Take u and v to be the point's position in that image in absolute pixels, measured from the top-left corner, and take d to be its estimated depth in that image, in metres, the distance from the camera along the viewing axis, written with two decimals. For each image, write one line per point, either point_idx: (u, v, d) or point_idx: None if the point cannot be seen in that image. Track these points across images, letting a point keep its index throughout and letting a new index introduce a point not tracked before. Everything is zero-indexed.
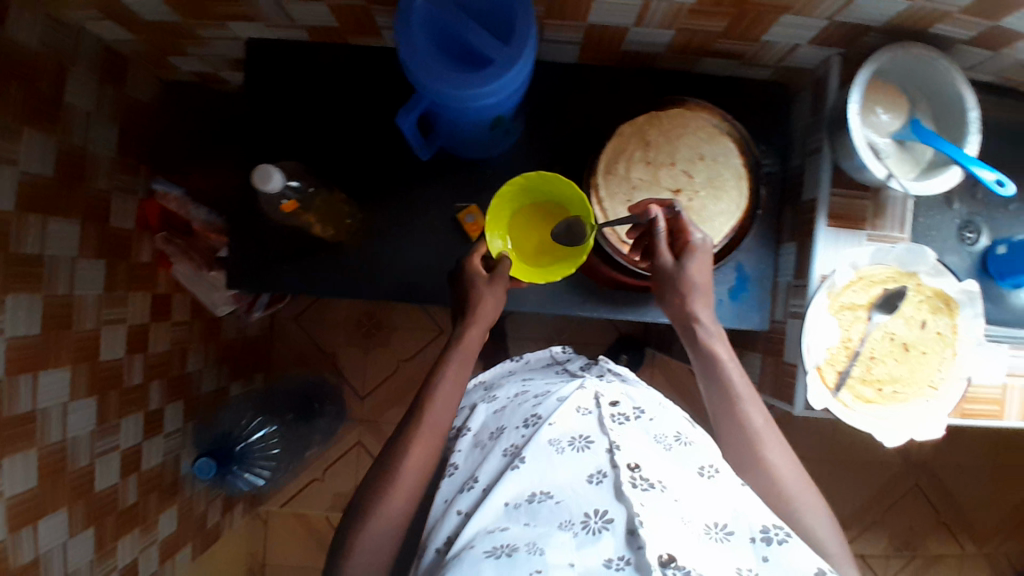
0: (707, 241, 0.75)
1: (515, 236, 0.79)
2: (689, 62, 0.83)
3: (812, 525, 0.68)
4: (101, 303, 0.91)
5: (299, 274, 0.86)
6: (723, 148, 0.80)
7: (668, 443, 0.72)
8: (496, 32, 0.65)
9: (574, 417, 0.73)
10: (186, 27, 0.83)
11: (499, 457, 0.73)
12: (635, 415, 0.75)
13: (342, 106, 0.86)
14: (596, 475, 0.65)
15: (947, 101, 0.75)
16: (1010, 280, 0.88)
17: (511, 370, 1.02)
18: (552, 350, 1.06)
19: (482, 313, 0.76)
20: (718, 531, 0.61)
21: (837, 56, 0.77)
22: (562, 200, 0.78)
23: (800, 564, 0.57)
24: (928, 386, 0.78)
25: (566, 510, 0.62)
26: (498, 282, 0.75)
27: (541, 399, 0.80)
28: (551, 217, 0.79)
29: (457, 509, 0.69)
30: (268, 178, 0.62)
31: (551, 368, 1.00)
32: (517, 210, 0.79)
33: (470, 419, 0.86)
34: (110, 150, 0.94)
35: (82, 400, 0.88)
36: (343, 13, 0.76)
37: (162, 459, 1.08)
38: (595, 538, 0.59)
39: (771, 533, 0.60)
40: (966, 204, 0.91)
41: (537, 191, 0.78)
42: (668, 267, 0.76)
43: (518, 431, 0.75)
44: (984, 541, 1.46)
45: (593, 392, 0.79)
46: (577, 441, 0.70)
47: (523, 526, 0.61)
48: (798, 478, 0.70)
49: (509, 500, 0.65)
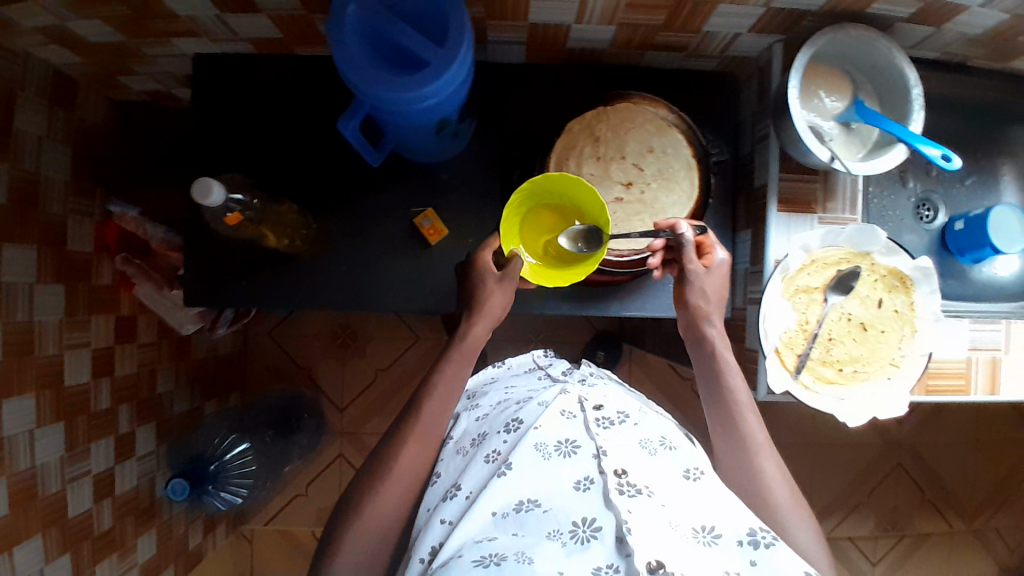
0: (729, 261, 0.74)
1: (526, 237, 0.76)
2: (635, 56, 0.84)
3: (796, 532, 0.67)
4: (63, 328, 0.91)
5: (258, 287, 0.85)
6: (672, 140, 0.80)
7: (653, 448, 0.71)
8: (432, 35, 0.65)
9: (558, 421, 0.72)
10: (129, 47, 0.82)
11: (483, 465, 0.71)
12: (619, 420, 0.74)
13: (292, 118, 0.86)
14: (584, 482, 0.65)
15: (890, 81, 0.76)
16: (970, 256, 0.88)
17: (494, 376, 1.00)
18: (533, 354, 1.02)
19: (489, 309, 0.73)
20: (705, 535, 0.59)
21: (778, 43, 0.77)
22: (579, 206, 0.75)
23: (787, 568, 0.55)
24: (889, 364, 0.78)
25: (554, 518, 0.61)
26: (509, 281, 0.73)
27: (523, 404, 0.78)
28: (564, 220, 0.76)
29: (441, 518, 0.66)
30: (207, 193, 0.64)
31: (533, 372, 0.95)
32: (529, 211, 0.77)
33: (452, 428, 0.84)
34: (64, 174, 0.93)
35: (49, 426, 0.87)
36: (285, 24, 0.76)
37: (136, 482, 1.06)
38: (584, 547, 0.59)
39: (758, 536, 0.58)
40: (921, 181, 0.90)
41: (551, 193, 0.75)
42: (696, 277, 0.73)
43: (500, 436, 0.74)
44: (971, 516, 1.46)
45: (577, 397, 0.78)
46: (564, 446, 0.69)
47: (511, 536, 0.60)
48: (787, 486, 0.69)
49: (496, 509, 0.63)
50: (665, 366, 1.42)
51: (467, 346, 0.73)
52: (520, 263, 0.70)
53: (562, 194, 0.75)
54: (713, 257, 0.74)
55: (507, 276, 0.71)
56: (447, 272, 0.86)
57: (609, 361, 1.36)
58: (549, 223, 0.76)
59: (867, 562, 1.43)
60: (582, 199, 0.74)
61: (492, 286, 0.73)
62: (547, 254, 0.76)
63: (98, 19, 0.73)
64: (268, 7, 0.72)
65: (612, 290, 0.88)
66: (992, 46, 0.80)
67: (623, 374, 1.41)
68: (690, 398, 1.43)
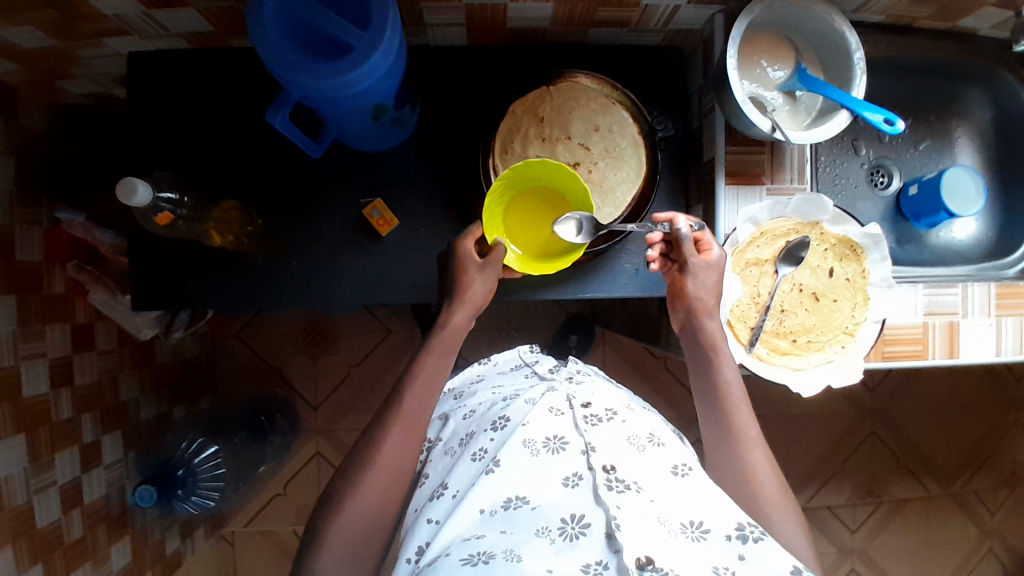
0: (725, 259, 0.72)
1: (511, 225, 0.77)
2: (578, 34, 0.83)
3: (782, 527, 0.63)
4: (16, 338, 0.88)
5: (208, 287, 0.84)
6: (617, 117, 0.80)
7: (641, 444, 0.69)
8: (357, 20, 0.63)
9: (546, 417, 0.70)
10: (60, 49, 0.80)
11: (470, 463, 0.69)
12: (607, 416, 0.72)
13: (231, 113, 0.85)
14: (572, 478, 0.63)
15: (830, 46, 0.75)
16: (925, 220, 0.88)
17: (480, 374, 0.96)
18: (520, 350, 0.97)
19: (472, 296, 0.72)
20: (693, 530, 0.58)
21: (719, 13, 0.76)
22: (564, 191, 0.76)
23: (775, 565, 0.54)
24: (843, 333, 0.78)
25: (543, 515, 0.59)
26: (490, 268, 0.72)
27: (509, 401, 0.76)
28: (549, 205, 0.77)
29: (429, 518, 0.64)
30: (132, 191, 0.65)
31: (521, 369, 0.90)
32: (513, 199, 0.77)
33: (440, 430, 0.83)
34: (8, 182, 0.91)
35: (10, 439, 0.86)
36: (215, 16, 0.75)
37: (106, 490, 1.05)
38: (573, 544, 0.56)
39: (746, 531, 0.57)
40: (873, 148, 0.89)
41: (532, 179, 0.75)
42: (693, 271, 0.71)
43: (486, 434, 0.72)
44: (947, 480, 1.47)
45: (564, 394, 0.76)
46: (552, 442, 0.67)
47: (499, 534, 0.58)
48: (776, 480, 0.66)
49: (485, 507, 0.61)
50: (638, 347, 1.42)
51: (448, 335, 0.71)
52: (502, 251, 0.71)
53: (543, 179, 0.75)
54: (710, 255, 0.72)
55: (490, 264, 0.71)
56: (400, 262, 0.85)
57: (581, 344, 1.35)
58: (534, 209, 0.77)
59: (847, 531, 1.44)
60: (565, 185, 0.74)
61: (473, 273, 0.72)
62: (532, 240, 0.78)
63: (20, 20, 0.71)
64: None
65: (568, 274, 0.86)
66: (937, 7, 0.78)
67: (596, 357, 1.41)
68: (664, 377, 1.43)
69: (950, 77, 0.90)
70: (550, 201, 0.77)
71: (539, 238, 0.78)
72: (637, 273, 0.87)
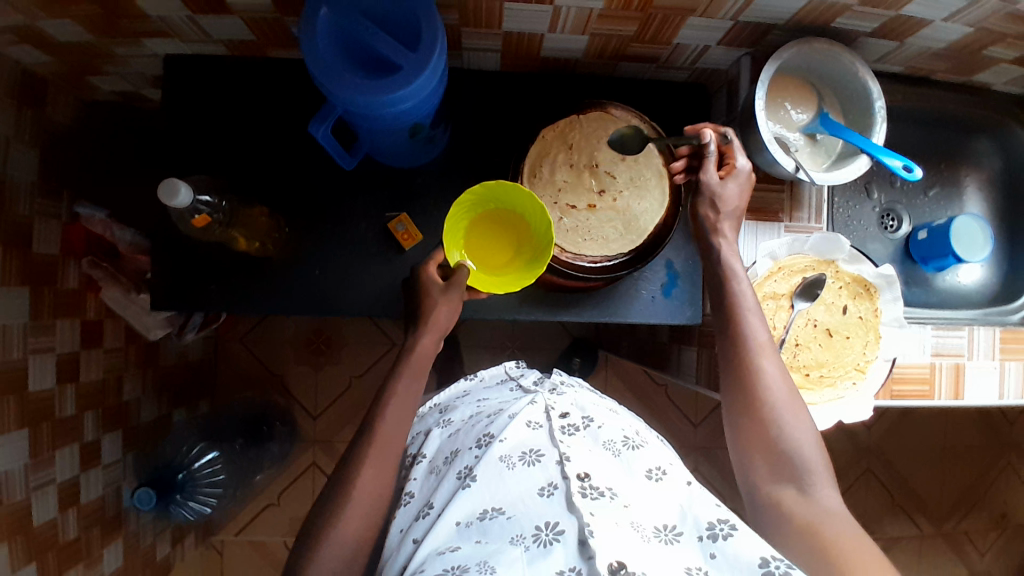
0: (749, 169, 0.73)
1: (473, 246, 0.77)
2: (609, 66, 0.86)
3: (793, 428, 0.64)
4: (27, 332, 0.87)
5: (229, 291, 0.84)
6: (644, 149, 0.81)
7: (617, 449, 0.69)
8: (406, 41, 0.65)
9: (524, 432, 0.70)
10: (100, 46, 0.81)
11: (453, 480, 0.67)
12: (584, 424, 0.73)
13: (265, 121, 0.86)
14: (548, 487, 0.63)
15: (852, 93, 0.78)
16: (933, 264, 0.90)
17: (465, 390, 0.93)
18: (505, 364, 0.96)
19: (436, 321, 0.71)
20: (666, 534, 0.59)
21: (746, 56, 0.79)
22: (524, 213, 0.76)
23: (746, 551, 0.54)
24: (854, 369, 0.80)
25: (517, 524, 0.60)
26: (454, 289, 0.71)
27: (493, 417, 0.74)
28: (511, 231, 0.77)
29: (412, 538, 0.63)
30: (176, 193, 0.66)
31: (505, 384, 0.90)
32: (478, 219, 0.77)
33: (423, 447, 0.80)
34: (30, 175, 0.90)
35: (13, 433, 0.84)
36: (258, 26, 0.77)
37: (102, 491, 1.03)
38: (546, 550, 0.56)
39: (716, 529, 0.57)
40: (885, 193, 0.92)
41: (492, 200, 0.76)
42: (709, 187, 0.73)
43: (471, 452, 0.69)
44: (940, 521, 1.49)
45: (543, 406, 0.75)
46: (528, 455, 0.66)
47: (475, 544, 0.58)
48: (785, 386, 0.66)
49: (460, 519, 0.61)
50: (640, 373, 1.43)
51: (415, 362, 0.71)
52: (465, 273, 0.70)
53: (502, 202, 0.76)
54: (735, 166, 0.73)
55: (453, 285, 0.71)
56: None
57: (585, 367, 1.36)
58: (495, 232, 0.77)
59: None
60: (526, 210, 0.75)
61: (437, 297, 0.72)
62: (491, 263, 0.77)
63: (66, 14, 0.71)
64: (241, 6, 0.71)
65: (586, 297, 0.87)
66: (956, 61, 0.82)
67: (599, 381, 1.42)
68: (665, 404, 1.44)
69: (961, 129, 0.93)
70: (509, 225, 0.77)
71: (498, 262, 0.77)
72: (653, 300, 0.88)
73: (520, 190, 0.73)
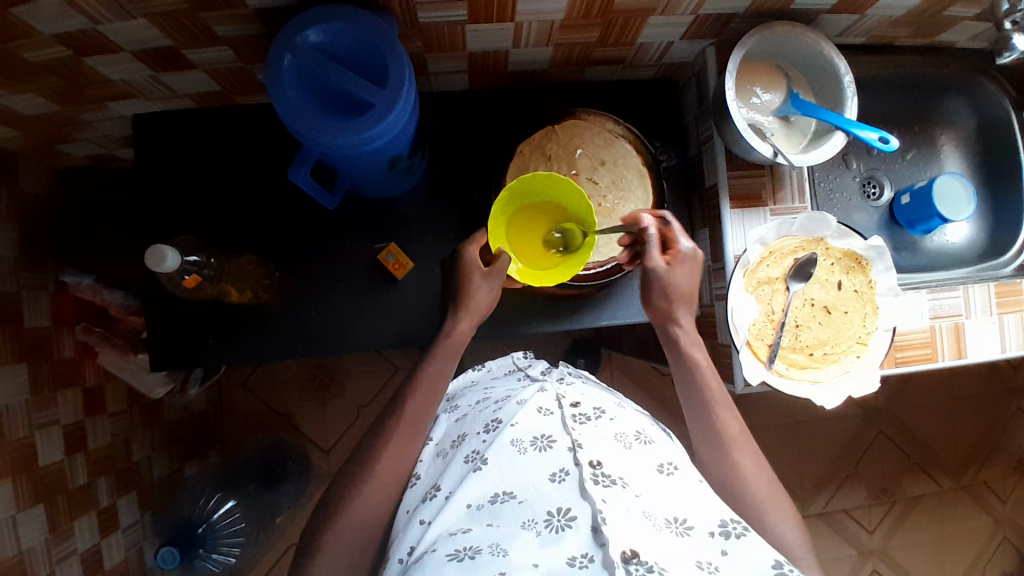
0: (696, 251, 0.73)
1: (514, 238, 0.74)
2: (576, 72, 0.86)
3: (774, 526, 0.66)
4: (30, 407, 0.86)
5: (226, 343, 0.84)
6: (621, 151, 0.82)
7: (628, 441, 0.68)
8: (374, 77, 0.65)
9: (535, 418, 0.69)
10: (66, 115, 0.81)
11: (460, 465, 0.67)
12: (595, 415, 0.71)
13: (240, 168, 0.86)
14: (559, 473, 0.61)
15: (820, 71, 0.79)
16: (920, 227, 0.91)
17: (474, 380, 0.93)
18: (513, 355, 0.94)
19: (475, 305, 0.73)
20: (677, 526, 0.57)
21: (710, 46, 0.80)
22: (568, 208, 0.74)
23: (756, 560, 0.53)
24: (856, 343, 0.81)
25: (529, 509, 0.58)
26: (495, 276, 0.72)
27: (502, 403, 0.74)
28: (552, 223, 0.75)
29: (420, 518, 0.63)
30: (162, 258, 0.66)
31: (513, 374, 0.87)
32: (517, 212, 0.75)
33: (431, 430, 0.79)
34: (13, 250, 0.89)
35: (29, 510, 0.83)
36: (223, 77, 0.76)
37: (124, 554, 1.02)
38: (558, 535, 0.55)
39: (729, 527, 0.57)
40: (863, 162, 0.92)
41: (538, 193, 0.74)
42: (659, 276, 0.72)
43: (479, 436, 0.69)
44: (957, 473, 1.50)
45: (554, 393, 0.74)
46: (540, 441, 0.65)
47: (485, 527, 0.58)
48: (765, 477, 0.68)
49: (471, 502, 0.61)
50: (645, 366, 1.44)
51: (453, 344, 0.73)
52: (506, 260, 0.70)
53: (548, 195, 0.74)
54: (680, 250, 0.73)
55: (494, 273, 0.71)
56: (417, 303, 0.86)
57: (590, 366, 1.36)
58: (536, 223, 0.75)
59: (865, 532, 1.45)
60: (572, 204, 0.73)
61: (479, 281, 0.72)
62: (532, 256, 0.74)
63: (29, 90, 0.71)
64: (203, 61, 0.71)
65: (582, 303, 0.88)
66: (917, 25, 0.82)
67: (605, 379, 1.42)
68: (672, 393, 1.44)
69: (929, 89, 0.94)
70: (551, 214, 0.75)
71: (538, 254, 0.74)
72: None
73: (567, 181, 0.71)
